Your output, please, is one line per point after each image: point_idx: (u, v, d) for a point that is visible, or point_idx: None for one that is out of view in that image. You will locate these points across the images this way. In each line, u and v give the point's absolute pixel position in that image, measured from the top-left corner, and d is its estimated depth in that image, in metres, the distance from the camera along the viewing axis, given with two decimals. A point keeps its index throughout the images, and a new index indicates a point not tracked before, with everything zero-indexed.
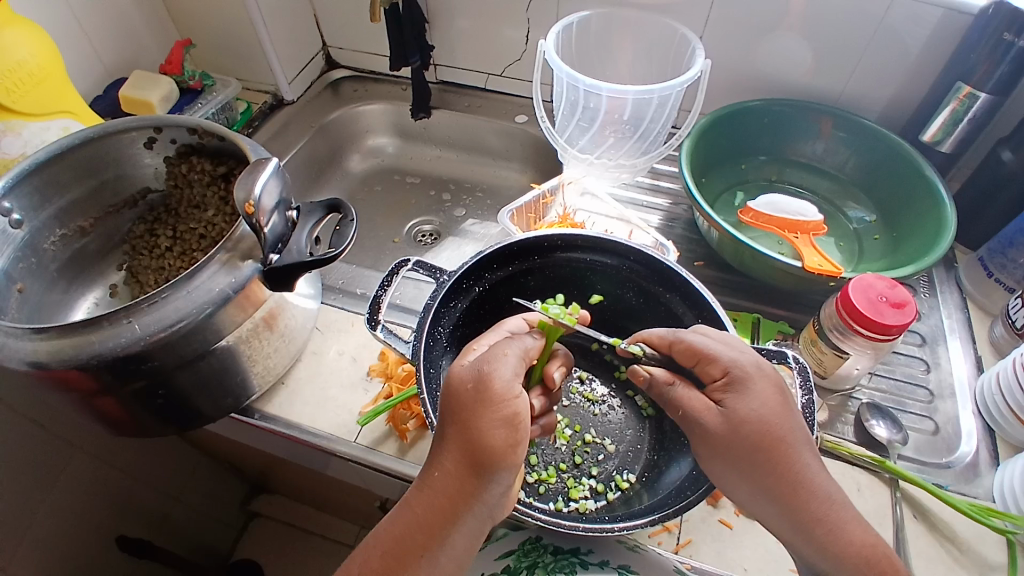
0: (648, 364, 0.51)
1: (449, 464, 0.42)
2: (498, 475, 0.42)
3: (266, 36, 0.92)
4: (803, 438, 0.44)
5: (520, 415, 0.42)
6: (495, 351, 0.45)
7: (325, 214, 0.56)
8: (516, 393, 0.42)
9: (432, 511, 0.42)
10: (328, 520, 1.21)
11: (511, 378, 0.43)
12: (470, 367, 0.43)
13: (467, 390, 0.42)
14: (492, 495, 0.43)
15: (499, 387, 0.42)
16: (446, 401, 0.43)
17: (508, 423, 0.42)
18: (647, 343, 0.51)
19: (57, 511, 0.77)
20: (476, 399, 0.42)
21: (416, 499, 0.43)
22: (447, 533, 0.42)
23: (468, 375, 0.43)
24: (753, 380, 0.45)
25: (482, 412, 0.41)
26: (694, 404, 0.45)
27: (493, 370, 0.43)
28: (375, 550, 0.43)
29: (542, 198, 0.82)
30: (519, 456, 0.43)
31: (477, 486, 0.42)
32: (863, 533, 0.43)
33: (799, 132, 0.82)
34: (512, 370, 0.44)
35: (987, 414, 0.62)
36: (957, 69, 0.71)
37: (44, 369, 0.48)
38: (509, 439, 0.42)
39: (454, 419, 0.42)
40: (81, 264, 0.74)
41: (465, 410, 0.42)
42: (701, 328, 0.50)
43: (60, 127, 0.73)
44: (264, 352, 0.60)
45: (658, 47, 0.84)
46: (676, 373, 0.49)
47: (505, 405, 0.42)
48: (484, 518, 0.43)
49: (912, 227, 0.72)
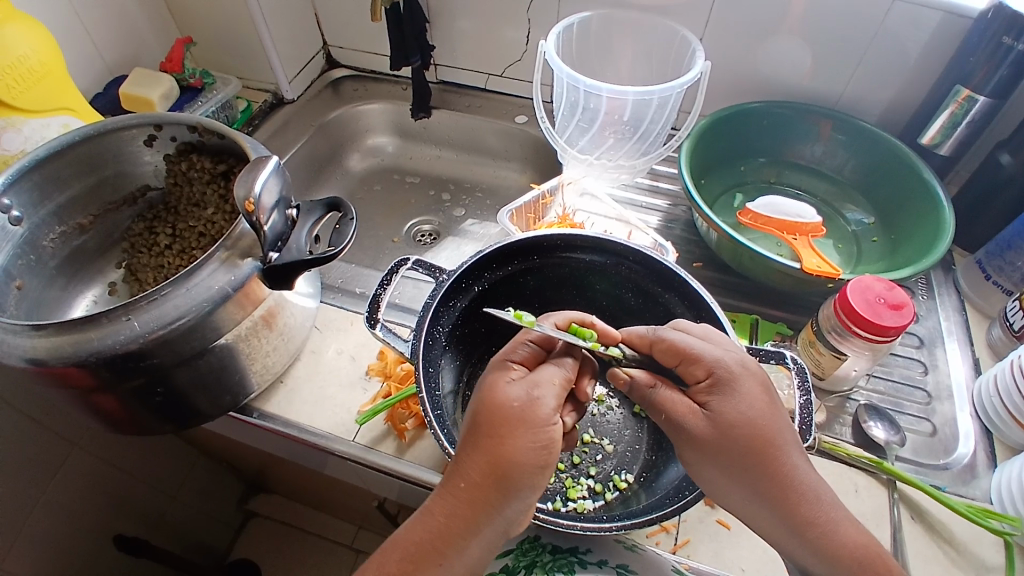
0: (627, 365, 0.50)
1: (477, 478, 0.42)
2: (524, 493, 0.42)
3: (268, 35, 0.92)
4: (790, 439, 0.44)
5: (555, 440, 0.43)
6: (541, 376, 0.45)
7: (325, 212, 0.57)
8: (555, 420, 0.43)
9: (453, 522, 0.42)
10: (325, 519, 1.21)
11: (555, 406, 0.43)
12: (515, 388, 0.44)
13: (511, 409, 0.42)
14: (513, 512, 0.43)
15: (542, 412, 0.43)
16: (482, 414, 0.43)
17: (544, 447, 0.42)
18: (628, 344, 0.51)
19: (54, 508, 0.77)
20: (517, 419, 0.42)
21: (438, 507, 0.43)
22: (465, 543, 0.42)
23: (513, 395, 0.43)
24: (738, 380, 0.45)
25: (521, 433, 0.42)
26: (677, 406, 0.45)
27: (541, 397, 0.43)
28: (391, 554, 0.42)
29: (541, 198, 0.82)
30: (544, 479, 0.43)
31: (503, 501, 0.42)
32: (857, 534, 0.44)
33: (799, 134, 0.82)
34: (556, 397, 0.44)
35: (985, 416, 0.63)
36: (956, 72, 0.71)
37: (42, 365, 0.48)
38: (541, 461, 0.43)
39: (492, 434, 0.42)
40: (80, 261, 0.74)
41: (504, 427, 0.42)
42: (680, 326, 0.50)
43: (61, 124, 0.73)
44: (263, 350, 0.60)
45: (658, 48, 0.84)
46: (656, 374, 0.49)
47: (544, 430, 0.42)
48: (500, 533, 0.43)
49: (910, 230, 0.73)
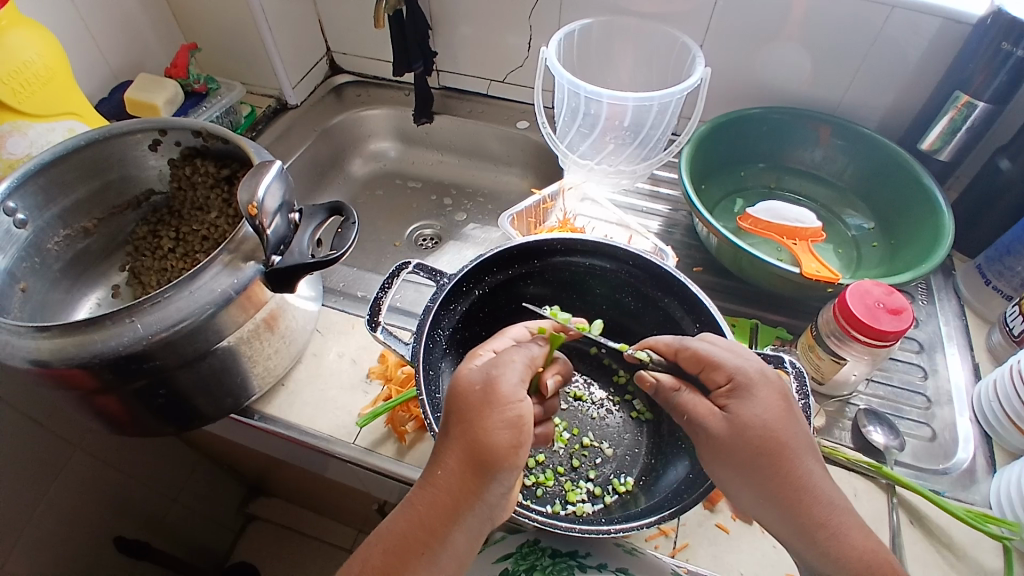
0: (655, 369, 0.52)
1: (452, 463, 0.42)
2: (501, 475, 0.42)
3: (271, 41, 0.93)
4: (807, 443, 0.44)
5: (525, 418, 0.43)
6: (503, 357, 0.46)
7: (327, 216, 0.57)
8: (521, 397, 0.43)
9: (434, 510, 0.42)
10: (326, 523, 1.21)
11: (517, 383, 0.44)
12: (477, 371, 0.45)
13: (474, 391, 0.43)
14: (494, 496, 0.43)
15: (504, 390, 0.43)
16: (451, 401, 0.44)
17: (512, 425, 0.42)
18: (655, 350, 0.52)
19: (55, 510, 0.77)
20: (481, 400, 0.43)
21: (419, 498, 0.43)
22: (448, 531, 0.42)
23: (474, 378, 0.44)
24: (757, 386, 0.45)
25: (487, 414, 0.42)
26: (698, 408, 0.46)
27: (500, 374, 0.44)
28: (378, 547, 0.43)
29: (542, 203, 0.83)
30: (522, 458, 0.43)
31: (479, 485, 0.42)
32: (864, 539, 0.43)
33: (798, 140, 0.82)
34: (518, 375, 0.45)
35: (984, 421, 0.63)
36: (955, 78, 0.72)
37: (46, 367, 0.49)
38: (513, 439, 0.42)
39: (460, 418, 0.43)
40: (84, 264, 0.75)
41: (470, 410, 0.43)
42: (706, 335, 0.50)
43: (66, 129, 0.74)
44: (265, 353, 0.61)
45: (658, 55, 0.85)
46: (682, 378, 0.50)
47: (509, 408, 0.43)
48: (484, 519, 0.43)
49: (910, 235, 0.73)
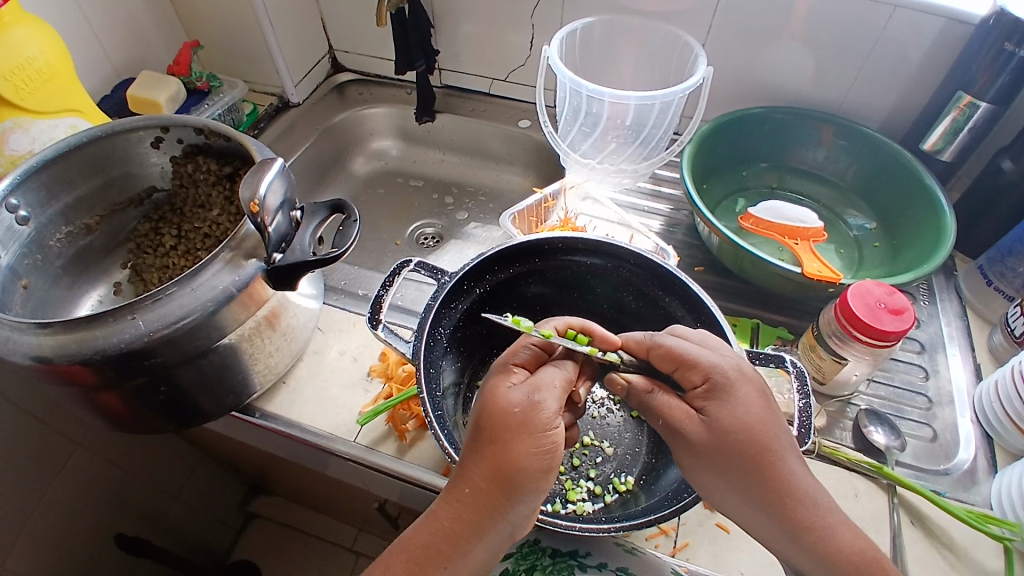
0: (626, 370, 0.50)
1: (481, 482, 0.42)
2: (528, 497, 0.42)
3: (273, 39, 0.93)
4: (787, 444, 0.44)
5: (557, 444, 0.43)
6: (541, 379, 0.45)
7: (328, 214, 0.57)
8: (557, 424, 0.43)
9: (458, 525, 0.42)
10: (326, 522, 1.21)
11: (556, 410, 0.43)
12: (516, 393, 0.43)
13: (513, 414, 0.42)
14: (517, 515, 0.43)
15: (543, 416, 0.43)
16: (484, 419, 0.43)
17: (545, 451, 0.42)
18: (626, 349, 0.51)
19: (56, 507, 0.77)
20: (519, 424, 0.42)
21: (443, 511, 0.43)
22: (471, 547, 0.42)
23: (514, 400, 0.43)
24: (735, 386, 0.45)
25: (523, 439, 0.42)
26: (674, 411, 0.45)
27: (541, 400, 0.43)
28: (399, 556, 0.43)
29: (544, 202, 0.83)
30: (548, 483, 0.43)
31: (507, 505, 0.42)
32: (854, 537, 0.44)
33: (800, 141, 0.82)
34: (557, 400, 0.44)
35: (986, 422, 0.62)
36: (957, 79, 0.71)
37: (47, 363, 0.49)
38: (544, 465, 0.42)
39: (493, 440, 0.42)
40: (86, 261, 0.75)
41: (506, 432, 0.42)
42: (678, 331, 0.50)
43: (67, 126, 0.74)
44: (266, 350, 0.61)
45: (660, 54, 0.85)
46: (654, 378, 0.49)
47: (545, 434, 0.42)
48: (505, 537, 0.43)
49: (912, 235, 0.73)
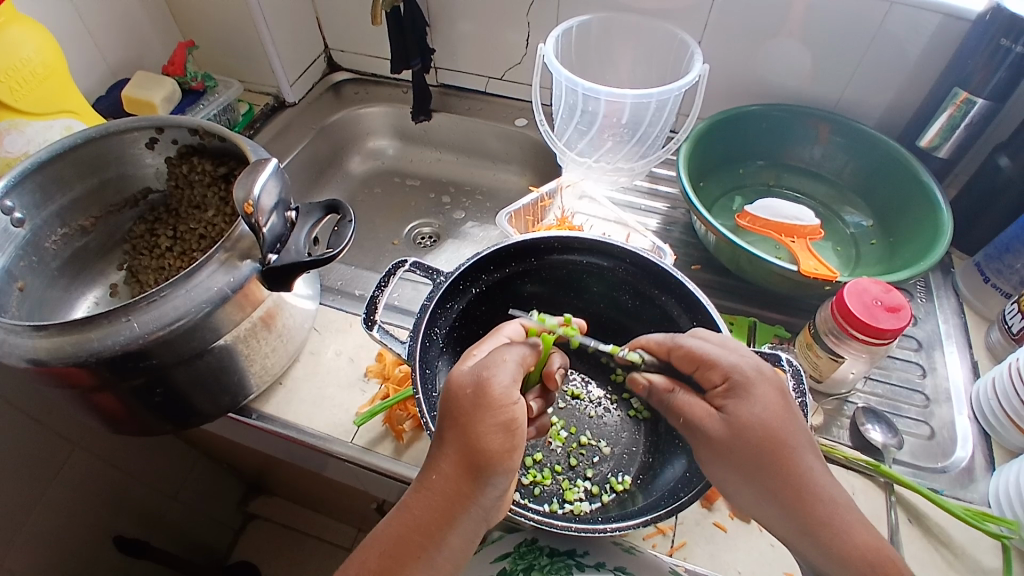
0: (648, 370, 0.52)
1: (448, 467, 0.42)
2: (495, 478, 0.42)
3: (269, 38, 0.92)
4: (805, 441, 0.44)
5: (518, 420, 0.43)
6: (495, 356, 0.45)
7: (324, 214, 0.56)
8: (514, 398, 0.43)
9: (430, 512, 0.42)
10: (325, 522, 1.21)
11: (510, 384, 0.43)
12: (469, 372, 0.44)
13: (467, 394, 0.42)
14: (488, 498, 0.43)
15: (497, 393, 0.42)
16: (445, 403, 0.43)
17: (506, 429, 0.42)
18: (647, 350, 0.52)
19: (54, 508, 0.77)
20: (474, 403, 0.42)
21: (414, 501, 0.43)
22: (444, 534, 0.42)
23: (467, 380, 0.43)
24: (755, 384, 0.45)
25: (480, 418, 0.42)
26: (694, 410, 0.46)
27: (493, 375, 0.43)
28: (373, 550, 0.43)
29: (540, 201, 0.83)
30: (515, 461, 0.43)
31: (475, 488, 0.42)
32: (867, 535, 0.43)
33: (797, 137, 0.82)
34: (511, 375, 0.44)
35: (983, 419, 0.62)
36: (953, 75, 0.71)
37: (42, 365, 0.49)
38: (507, 442, 0.42)
39: (454, 422, 0.42)
40: (82, 263, 0.75)
41: (463, 413, 0.42)
42: (700, 332, 0.50)
43: (63, 127, 0.73)
44: (262, 351, 0.61)
45: (657, 52, 0.85)
46: (677, 379, 0.50)
47: (503, 411, 0.42)
48: (480, 521, 0.43)
49: (909, 232, 0.72)
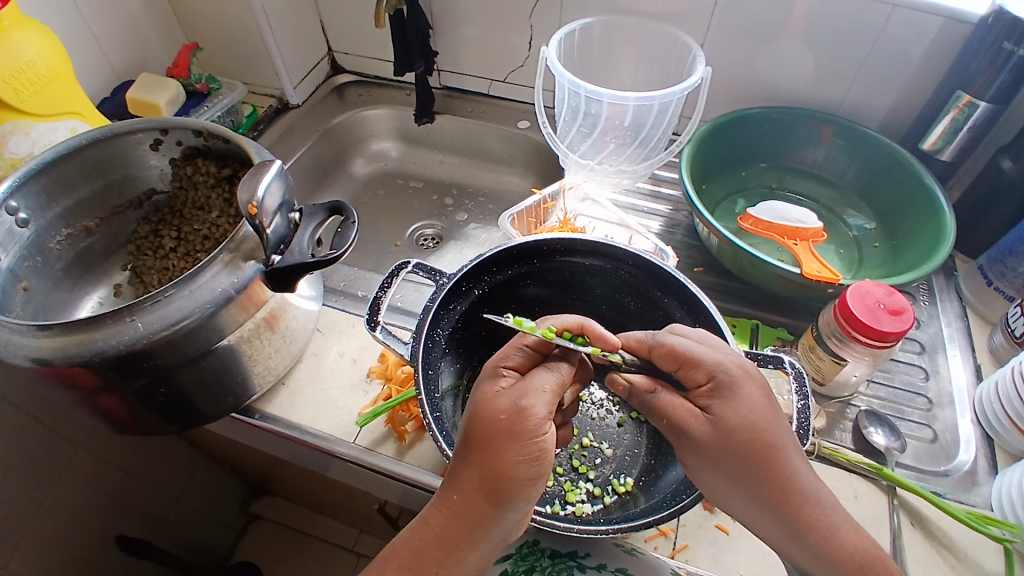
0: (628, 369, 0.50)
1: (470, 491, 0.42)
2: (518, 504, 0.42)
3: (272, 41, 0.93)
4: (791, 443, 0.44)
5: (547, 449, 0.43)
6: (531, 383, 0.44)
7: (327, 216, 0.57)
8: (547, 429, 0.43)
9: (449, 533, 0.43)
10: (327, 523, 1.21)
11: (545, 415, 0.43)
12: (504, 399, 0.43)
13: (500, 421, 0.42)
14: (508, 522, 0.43)
15: (532, 423, 0.42)
16: (473, 426, 0.43)
17: (534, 458, 0.42)
18: (627, 348, 0.51)
19: (58, 509, 0.77)
20: (507, 432, 0.41)
21: (434, 519, 0.43)
22: (463, 553, 0.43)
23: (502, 407, 0.42)
24: (739, 384, 0.45)
25: (511, 447, 0.41)
26: (678, 411, 0.45)
27: (530, 406, 0.42)
28: (391, 562, 0.43)
29: (543, 203, 0.83)
30: (538, 488, 0.43)
31: (498, 513, 0.42)
32: (858, 538, 0.44)
33: (799, 141, 0.82)
34: (547, 406, 0.43)
35: (986, 422, 0.62)
36: (956, 78, 0.71)
37: (47, 365, 0.49)
38: (534, 471, 0.42)
39: (481, 447, 0.42)
40: (86, 264, 0.75)
41: (494, 440, 0.42)
42: (678, 330, 0.50)
43: (68, 128, 0.73)
44: (265, 352, 0.61)
45: (659, 55, 0.85)
46: (657, 378, 0.49)
47: (534, 441, 0.42)
48: (497, 541, 0.44)
49: (911, 236, 0.73)
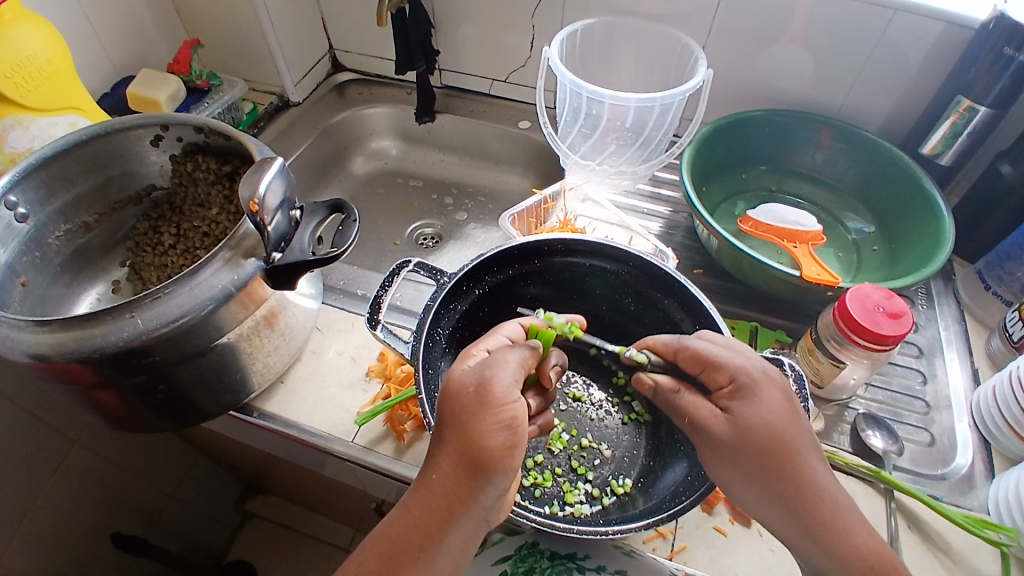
0: (654, 371, 0.51)
1: (447, 466, 0.42)
2: (497, 477, 0.42)
3: (273, 38, 0.93)
4: (810, 444, 0.44)
5: (518, 419, 0.43)
6: (495, 356, 0.45)
7: (328, 214, 0.56)
8: (515, 398, 0.43)
9: (429, 513, 0.42)
10: (323, 522, 1.21)
11: (511, 383, 0.44)
12: (470, 372, 0.44)
13: (468, 393, 0.43)
14: (489, 498, 0.43)
15: (499, 392, 0.43)
16: (444, 403, 0.44)
17: (507, 426, 0.43)
18: (653, 350, 0.52)
19: (53, 505, 0.77)
20: (476, 402, 0.42)
21: (414, 501, 0.43)
22: (444, 534, 0.42)
23: (468, 380, 0.44)
24: (760, 386, 0.45)
25: (483, 415, 0.42)
26: (700, 410, 0.46)
27: (494, 375, 0.44)
28: (372, 551, 0.42)
29: (544, 203, 0.83)
30: (516, 460, 0.43)
31: (476, 488, 0.42)
32: (869, 539, 0.43)
33: (799, 144, 0.82)
34: (513, 376, 0.44)
35: (983, 426, 0.63)
36: (956, 83, 0.72)
37: (45, 361, 0.49)
38: (508, 441, 0.42)
39: (454, 421, 0.42)
40: (85, 260, 0.75)
41: (464, 411, 0.42)
42: (706, 334, 0.50)
43: (68, 123, 0.74)
44: (264, 350, 0.61)
45: (661, 57, 0.85)
46: (683, 380, 0.50)
47: (503, 409, 0.43)
48: (479, 520, 0.43)
49: (910, 240, 0.73)
